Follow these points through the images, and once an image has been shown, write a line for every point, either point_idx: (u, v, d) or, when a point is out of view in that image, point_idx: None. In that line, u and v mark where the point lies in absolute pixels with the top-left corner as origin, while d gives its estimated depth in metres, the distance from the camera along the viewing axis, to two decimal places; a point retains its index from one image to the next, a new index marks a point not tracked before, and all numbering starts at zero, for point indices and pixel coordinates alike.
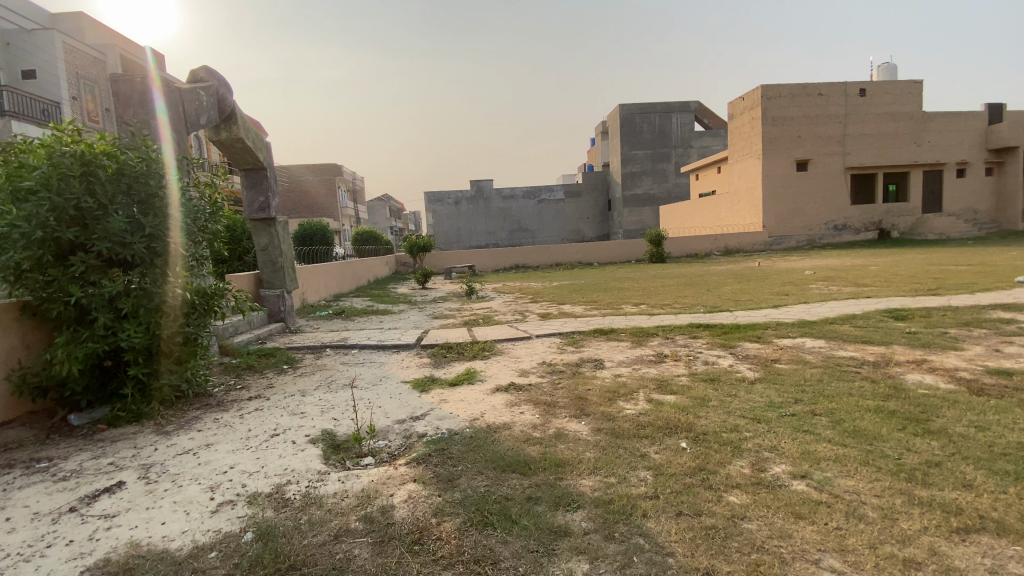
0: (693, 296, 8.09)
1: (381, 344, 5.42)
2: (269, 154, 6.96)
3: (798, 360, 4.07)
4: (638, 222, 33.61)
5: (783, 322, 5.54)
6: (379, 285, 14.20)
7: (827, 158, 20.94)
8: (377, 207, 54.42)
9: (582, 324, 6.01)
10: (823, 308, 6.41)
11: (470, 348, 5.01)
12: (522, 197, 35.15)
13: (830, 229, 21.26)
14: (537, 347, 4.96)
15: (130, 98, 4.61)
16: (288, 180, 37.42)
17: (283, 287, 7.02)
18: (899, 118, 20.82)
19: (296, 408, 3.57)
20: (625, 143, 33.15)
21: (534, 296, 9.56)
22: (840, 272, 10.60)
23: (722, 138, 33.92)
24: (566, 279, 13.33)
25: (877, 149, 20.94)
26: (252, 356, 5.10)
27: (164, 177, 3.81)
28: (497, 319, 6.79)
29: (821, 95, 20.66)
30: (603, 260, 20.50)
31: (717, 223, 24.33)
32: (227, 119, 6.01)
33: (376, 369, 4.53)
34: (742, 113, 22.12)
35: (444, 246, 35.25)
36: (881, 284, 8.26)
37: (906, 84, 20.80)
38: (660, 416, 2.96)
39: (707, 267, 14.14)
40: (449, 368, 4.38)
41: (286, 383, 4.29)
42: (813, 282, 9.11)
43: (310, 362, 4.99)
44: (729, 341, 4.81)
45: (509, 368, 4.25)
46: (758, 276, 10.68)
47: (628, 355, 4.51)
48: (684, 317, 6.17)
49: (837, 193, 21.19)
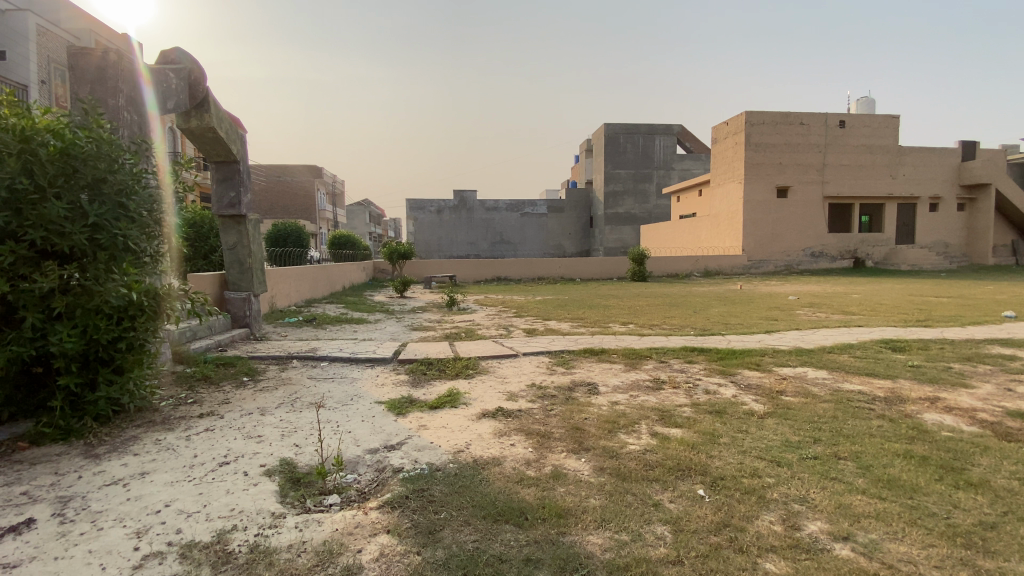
0: (682, 317, 7.87)
1: (354, 357, 4.98)
2: (244, 148, 6.50)
3: (804, 393, 3.81)
4: (619, 240, 33.72)
5: (781, 349, 5.32)
6: (355, 292, 13.68)
7: (807, 186, 21.33)
8: (356, 211, 53.55)
9: (571, 342, 5.68)
10: (816, 335, 6.24)
11: (452, 365, 4.62)
12: (504, 209, 34.98)
13: (808, 256, 21.57)
14: (524, 367, 4.60)
15: (88, 75, 4.12)
16: (266, 179, 36.51)
17: (250, 290, 6.52)
18: (877, 150, 21.37)
19: (254, 430, 3.13)
20: (609, 161, 33.36)
21: (518, 310, 9.22)
22: (824, 298, 10.59)
23: (704, 161, 34.48)
24: (550, 294, 13.08)
25: (854, 179, 21.42)
26: (208, 366, 4.60)
27: (120, 161, 3.34)
28: (480, 333, 6.42)
29: (802, 124, 21.06)
30: (585, 276, 20.37)
31: (697, 244, 24.52)
32: (198, 106, 5.51)
33: (347, 386, 4.10)
34: (725, 138, 22.41)
35: (424, 254, 34.77)
36: (868, 313, 8.20)
37: (883, 119, 21.39)
38: (668, 454, 2.63)
39: (691, 288, 14.07)
40: (428, 388, 3.98)
41: (245, 399, 3.82)
42: (800, 308, 9.01)
43: (273, 374, 4.53)
44: (729, 368, 4.54)
45: (496, 390, 3.87)
46: (744, 299, 10.60)
47: (623, 379, 4.18)
48: (676, 339, 5.90)
49: (815, 220, 21.56)
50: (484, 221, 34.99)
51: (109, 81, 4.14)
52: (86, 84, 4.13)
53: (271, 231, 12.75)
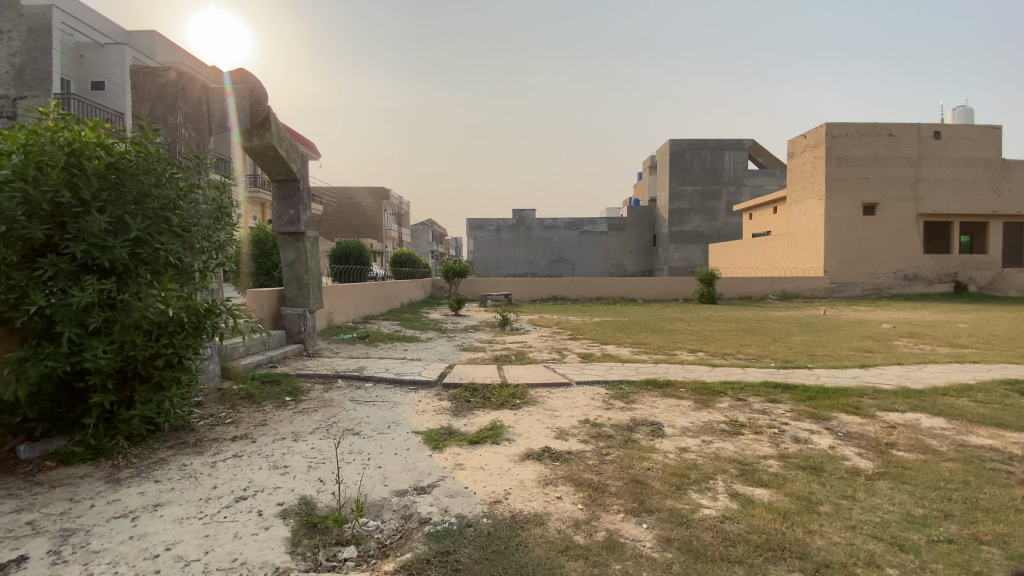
0: (758, 346, 7.08)
1: (398, 379, 4.73)
2: (304, 165, 6.57)
3: (921, 448, 3.10)
4: (684, 259, 32.33)
5: (882, 389, 4.52)
6: (412, 309, 13.72)
7: (899, 203, 19.41)
8: (420, 230, 55.00)
9: (631, 371, 5.15)
10: (924, 372, 5.34)
11: (499, 393, 4.25)
12: (564, 228, 34.61)
13: (900, 278, 19.53)
14: (579, 399, 4.15)
15: (149, 93, 4.21)
16: (336, 200, 38.29)
17: (306, 306, 6.51)
18: (978, 164, 19.14)
19: (282, 459, 2.91)
20: (673, 178, 32.26)
21: (574, 333, 8.76)
22: (925, 328, 9.32)
23: (777, 177, 32.56)
24: (609, 315, 12.49)
25: (955, 195, 19.25)
26: (254, 383, 4.50)
27: (166, 175, 3.33)
28: (532, 358, 6.03)
29: (892, 135, 19.29)
30: (647, 297, 19.51)
31: (771, 265, 22.91)
32: (260, 126, 5.57)
33: (387, 412, 3.82)
34: (803, 152, 20.96)
35: (483, 272, 35.00)
36: (984, 346, 7.04)
37: (988, 128, 19.20)
38: (754, 526, 2.12)
39: (765, 313, 12.98)
40: (471, 419, 3.63)
41: (281, 421, 3.64)
42: (897, 338, 7.91)
43: (315, 395, 4.34)
44: (821, 412, 3.86)
45: (546, 426, 3.46)
46: (828, 327, 9.53)
47: (692, 420, 3.64)
48: (754, 372, 5.21)
49: (909, 240, 19.51)
50: (544, 240, 34.78)
51: (169, 98, 4.22)
52: (148, 101, 4.23)
53: (334, 248, 13.04)
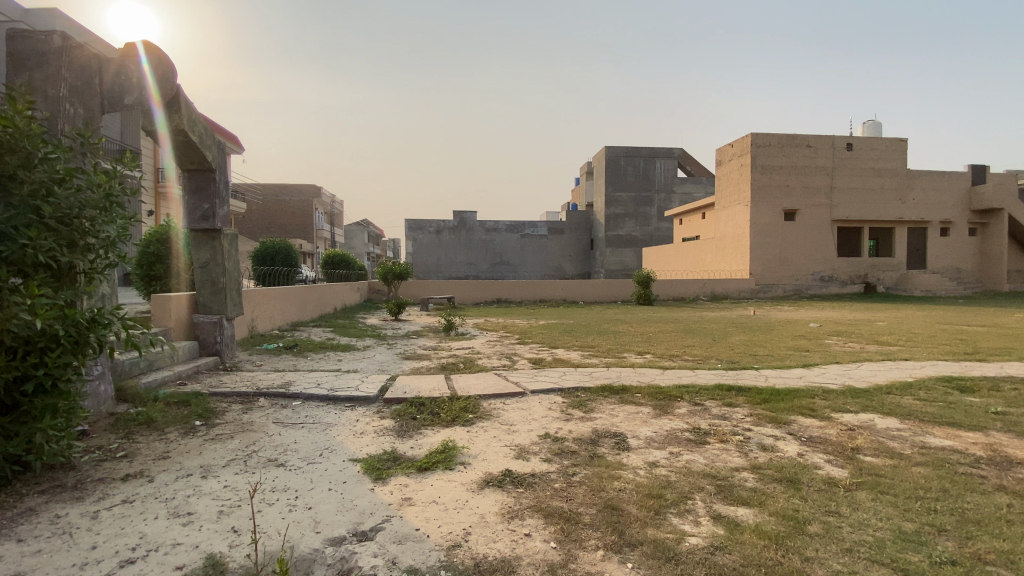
0: (703, 347, 7.12)
1: (331, 395, 4.21)
2: (222, 155, 5.86)
3: (887, 452, 3.05)
4: (621, 262, 33.16)
5: (831, 389, 4.56)
6: (347, 314, 12.91)
7: (815, 209, 20.84)
8: (355, 231, 53.06)
9: (585, 377, 4.92)
10: (862, 371, 5.50)
11: (448, 407, 3.86)
12: (504, 230, 34.48)
13: (817, 280, 20.94)
14: (535, 411, 3.83)
15: (25, 59, 3.47)
16: (263, 198, 35.98)
17: (222, 314, 5.75)
18: (885, 174, 20.96)
19: (186, 504, 2.37)
20: (610, 183, 33.03)
21: (520, 337, 8.49)
22: (849, 327, 9.86)
23: (705, 184, 34.19)
24: (554, 318, 12.36)
25: (863, 203, 20.93)
26: (156, 406, 3.81)
27: (41, 154, 2.66)
28: (480, 365, 5.66)
29: (809, 147, 20.70)
30: (588, 299, 19.68)
31: (703, 267, 23.88)
32: (167, 106, 4.83)
33: (319, 436, 3.32)
34: (730, 160, 21.99)
35: (421, 275, 34.17)
36: (906, 344, 7.47)
37: (890, 142, 21.06)
38: (748, 557, 1.89)
39: (702, 313, 13.36)
40: (416, 440, 3.21)
41: (189, 452, 3.05)
42: (828, 337, 8.27)
43: (232, 417, 3.74)
44: (781, 415, 3.78)
45: (503, 443, 3.12)
46: (763, 327, 9.86)
47: (657, 429, 3.44)
48: (706, 375, 5.14)
49: (824, 244, 20.99)
50: (484, 243, 34.47)
51: (49, 66, 3.49)
52: (22, 69, 3.46)
53: (258, 249, 11.96)
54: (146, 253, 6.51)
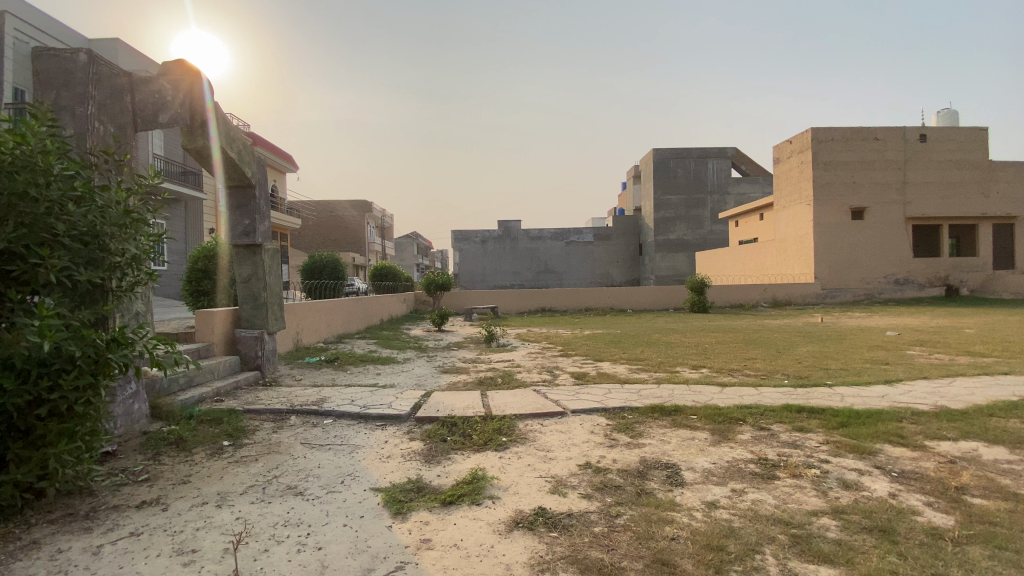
0: (765, 360, 6.51)
1: (363, 414, 4.02)
2: (262, 171, 5.91)
3: (1006, 493, 2.50)
4: (671, 268, 32.04)
5: (919, 411, 3.95)
6: (392, 326, 12.96)
7: (887, 207, 19.24)
8: (405, 244, 54.42)
9: (632, 395, 4.51)
10: (955, 387, 4.80)
11: (481, 428, 3.57)
12: (550, 239, 34.17)
13: (891, 283, 19.30)
14: (575, 434, 3.49)
15: (55, 79, 3.51)
16: (317, 213, 37.37)
17: (263, 328, 5.75)
18: (965, 166, 19.12)
19: (192, 540, 2.21)
20: (658, 187, 32.08)
21: (564, 348, 8.12)
22: (932, 335, 8.88)
23: (761, 185, 32.57)
24: (601, 328, 11.91)
25: (941, 198, 19.16)
26: (188, 424, 3.77)
27: (59, 171, 2.66)
28: (520, 380, 5.37)
29: (877, 140, 19.18)
30: (637, 307, 18.99)
31: (761, 272, 22.59)
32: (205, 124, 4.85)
33: (344, 460, 3.13)
34: (788, 157, 20.74)
35: (468, 285, 34.37)
36: (1003, 355, 6.56)
37: (971, 131, 19.22)
38: None
39: (760, 321, 12.51)
40: (444, 467, 2.95)
41: (210, 477, 2.94)
42: (908, 348, 7.40)
43: (261, 437, 3.63)
44: (862, 443, 3.26)
45: (539, 474, 2.81)
46: (831, 336, 9.03)
47: (715, 459, 3.02)
48: (770, 393, 4.60)
49: (898, 244, 19.33)
50: (529, 251, 34.27)
51: (78, 85, 3.53)
52: (53, 90, 3.51)
53: (305, 263, 12.06)
54: (195, 270, 6.69)
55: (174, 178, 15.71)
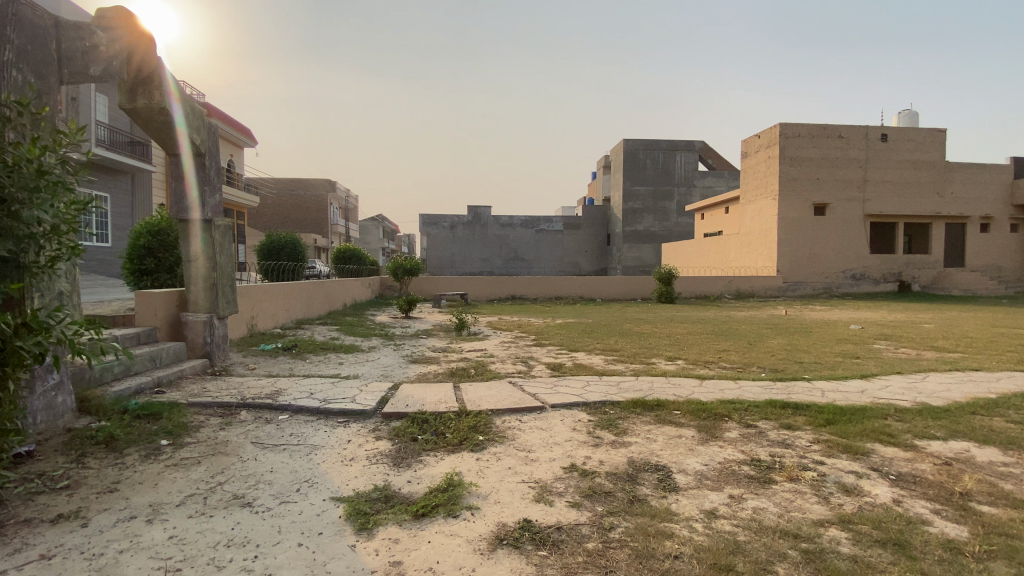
0: (739, 352, 6.45)
1: (324, 409, 3.66)
2: (214, 141, 5.37)
3: (1008, 498, 2.41)
4: (639, 258, 32.33)
5: (901, 407, 3.89)
6: (356, 311, 12.44)
7: (847, 204, 19.82)
8: (371, 226, 53.13)
9: (612, 389, 4.30)
10: (929, 383, 4.81)
11: (455, 426, 3.28)
12: (519, 226, 33.88)
13: (848, 278, 19.95)
14: (557, 432, 3.24)
15: None
16: (278, 192, 35.86)
17: (212, 312, 5.24)
18: (920, 166, 19.85)
19: (113, 567, 1.84)
20: (628, 177, 32.16)
21: (537, 338, 7.89)
22: (893, 329, 9.08)
23: (727, 178, 33.15)
24: (572, 316, 11.76)
25: (898, 197, 19.86)
26: (123, 421, 3.33)
27: None
28: (493, 371, 5.09)
29: (841, 138, 19.66)
30: (606, 296, 19.01)
31: (726, 263, 22.99)
32: (146, 81, 4.36)
33: (300, 463, 2.79)
34: (757, 152, 21.04)
35: (435, 270, 33.80)
36: (964, 351, 6.72)
37: (927, 133, 19.95)
38: None
39: (728, 313, 12.61)
40: (414, 471, 2.64)
41: (142, 484, 2.53)
42: (874, 342, 7.51)
43: (206, 435, 3.23)
44: (854, 443, 3.14)
45: (522, 478, 2.55)
46: (799, 329, 9.12)
47: (707, 461, 2.84)
48: (751, 387, 4.47)
49: (856, 240, 19.96)
50: (498, 238, 33.90)
51: None
52: None
53: (263, 243, 11.38)
54: (136, 247, 6.05)
55: (119, 147, 14.57)
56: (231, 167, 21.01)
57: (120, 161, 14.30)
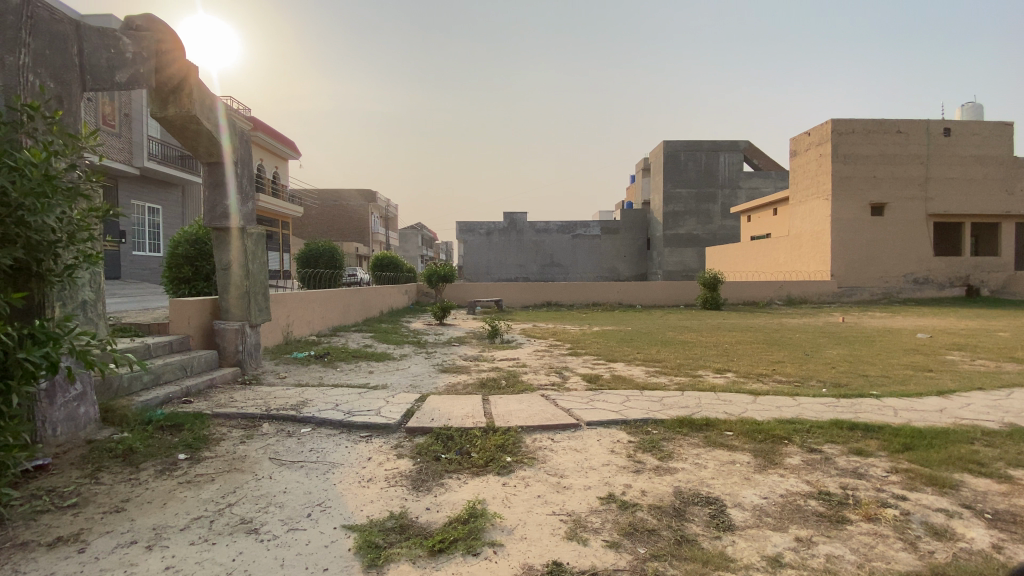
0: (794, 364, 5.95)
1: (346, 422, 3.49)
2: (246, 149, 5.39)
3: None
4: (680, 263, 31.37)
5: (991, 430, 3.37)
6: (392, 318, 12.44)
7: (908, 203, 18.52)
8: (410, 235, 54.00)
9: (654, 405, 3.95)
10: (1020, 400, 4.22)
11: (482, 444, 3.03)
12: (556, 231, 33.55)
13: (910, 282, 18.60)
14: (593, 454, 2.94)
15: None
16: (320, 202, 36.92)
17: (244, 319, 5.23)
18: (991, 161, 18.34)
19: None
20: (667, 180, 31.31)
21: (573, 346, 7.58)
22: (967, 338, 8.28)
23: (773, 179, 31.80)
24: (610, 324, 11.37)
25: (965, 195, 18.40)
26: (144, 432, 3.26)
27: None
28: (526, 383, 4.83)
29: (900, 133, 18.41)
30: (646, 303, 18.43)
31: (775, 268, 21.91)
32: (175, 88, 4.37)
33: (315, 483, 2.61)
34: (806, 150, 20.00)
35: (473, 277, 33.89)
36: None
37: (994, 126, 18.47)
38: None
39: (778, 320, 11.89)
40: (434, 497, 2.41)
41: (151, 506, 2.41)
42: (946, 352, 6.80)
43: (225, 449, 3.11)
44: (939, 473, 2.69)
45: (554, 510, 2.27)
46: (859, 337, 8.43)
47: (765, 493, 2.48)
48: (810, 404, 4.03)
49: (918, 241, 18.60)
50: (535, 244, 33.68)
51: (8, 30, 2.97)
52: None
53: (302, 251, 11.53)
54: (175, 256, 6.15)
55: (171, 161, 15.22)
56: (276, 179, 21.69)
57: (171, 174, 14.92)
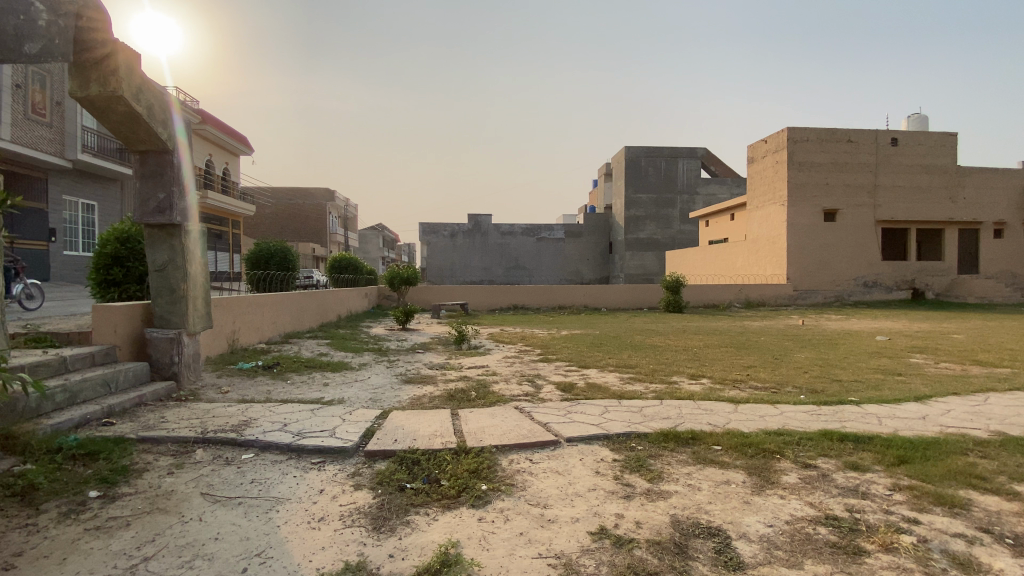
0: (767, 369, 5.86)
1: (295, 446, 3.07)
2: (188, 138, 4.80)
3: None
4: (642, 267, 31.80)
5: (979, 439, 3.29)
6: (351, 323, 11.84)
7: (858, 209, 19.29)
8: (369, 235, 52.58)
9: (635, 417, 3.70)
10: (993, 405, 4.22)
11: (453, 469, 2.69)
12: (520, 234, 33.39)
13: (860, 285, 19.37)
14: (577, 477, 2.65)
15: None
16: (275, 200, 35.44)
17: (180, 328, 4.66)
18: (932, 171, 19.35)
19: None
20: (630, 185, 31.69)
21: (543, 352, 7.30)
22: (923, 340, 8.52)
23: (730, 185, 32.71)
24: (578, 327, 11.19)
25: (910, 203, 19.34)
26: (50, 463, 2.74)
27: None
28: (497, 394, 4.50)
29: (851, 142, 19.17)
30: (610, 305, 18.43)
31: (733, 271, 22.42)
32: (100, 65, 3.77)
33: (256, 526, 2.19)
34: (764, 157, 20.55)
35: (436, 279, 33.28)
36: (1009, 365, 6.14)
37: (937, 137, 19.51)
38: None
39: (742, 323, 12.01)
40: (399, 539, 2.05)
41: (42, 563, 1.93)
42: (909, 355, 6.91)
43: (148, 482, 2.64)
44: (944, 490, 2.54)
45: (541, 551, 1.96)
46: (822, 340, 8.52)
47: (772, 520, 2.24)
48: (795, 413, 3.88)
49: (867, 246, 19.40)
50: (499, 246, 33.41)
51: None
52: None
53: (251, 251, 10.78)
54: (102, 255, 5.49)
55: (108, 154, 14.03)
56: (226, 175, 20.51)
57: (108, 168, 13.75)
